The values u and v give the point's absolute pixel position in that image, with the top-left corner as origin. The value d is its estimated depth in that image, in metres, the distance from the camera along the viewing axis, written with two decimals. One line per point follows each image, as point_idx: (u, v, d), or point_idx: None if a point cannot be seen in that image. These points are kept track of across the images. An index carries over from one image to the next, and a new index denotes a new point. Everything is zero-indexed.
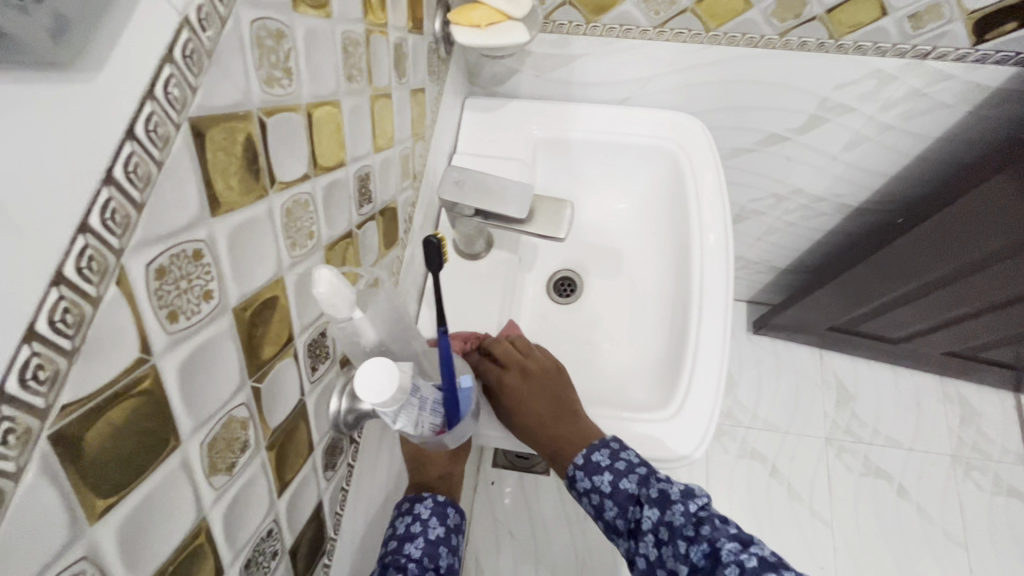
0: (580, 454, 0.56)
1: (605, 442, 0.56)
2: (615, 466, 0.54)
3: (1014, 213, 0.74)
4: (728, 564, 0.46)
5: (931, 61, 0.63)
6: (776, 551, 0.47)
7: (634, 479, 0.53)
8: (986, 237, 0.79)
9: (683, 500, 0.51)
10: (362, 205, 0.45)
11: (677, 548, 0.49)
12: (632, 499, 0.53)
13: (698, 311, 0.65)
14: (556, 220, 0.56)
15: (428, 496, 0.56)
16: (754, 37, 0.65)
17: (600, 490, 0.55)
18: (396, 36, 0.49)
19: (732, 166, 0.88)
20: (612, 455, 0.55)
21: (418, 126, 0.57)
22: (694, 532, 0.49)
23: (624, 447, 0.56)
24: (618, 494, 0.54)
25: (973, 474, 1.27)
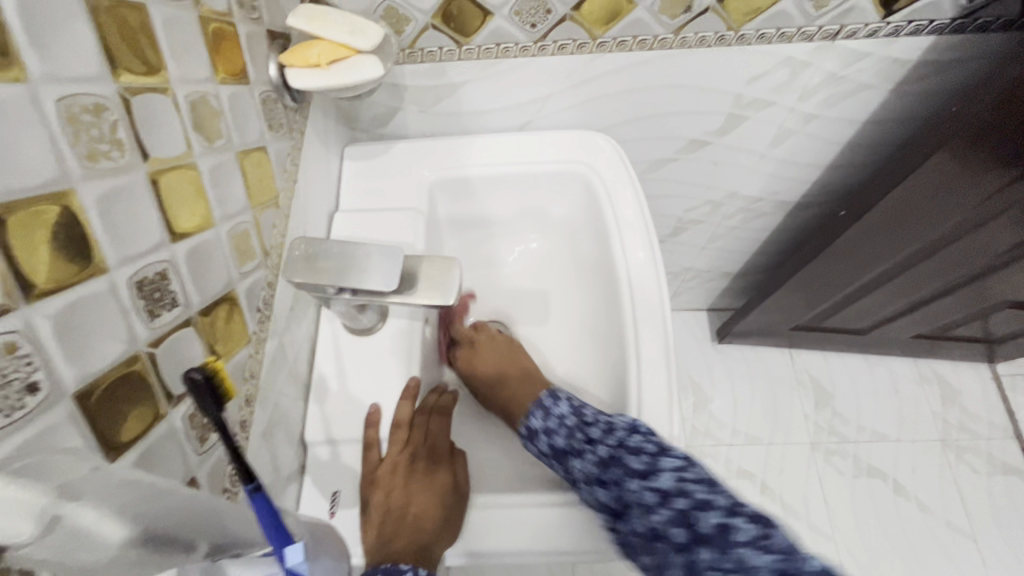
0: (523, 425, 0.53)
1: (539, 403, 0.53)
2: (548, 425, 0.51)
3: (967, 189, 0.67)
4: (614, 484, 0.44)
5: (842, 41, 0.57)
6: (677, 477, 0.42)
7: (565, 434, 0.49)
8: (944, 215, 0.71)
9: (630, 446, 0.45)
10: (155, 316, 0.34)
11: (599, 496, 0.45)
12: (563, 453, 0.49)
13: (635, 350, 0.55)
14: (441, 283, 0.45)
15: (410, 569, 0.43)
16: (646, 39, 0.57)
17: (544, 454, 0.51)
18: (191, 90, 0.38)
19: (659, 178, 0.80)
20: (544, 412, 0.52)
21: (259, 194, 0.47)
22: (608, 476, 0.44)
23: (556, 402, 0.53)
24: (554, 451, 0.50)
25: (965, 457, 1.20)
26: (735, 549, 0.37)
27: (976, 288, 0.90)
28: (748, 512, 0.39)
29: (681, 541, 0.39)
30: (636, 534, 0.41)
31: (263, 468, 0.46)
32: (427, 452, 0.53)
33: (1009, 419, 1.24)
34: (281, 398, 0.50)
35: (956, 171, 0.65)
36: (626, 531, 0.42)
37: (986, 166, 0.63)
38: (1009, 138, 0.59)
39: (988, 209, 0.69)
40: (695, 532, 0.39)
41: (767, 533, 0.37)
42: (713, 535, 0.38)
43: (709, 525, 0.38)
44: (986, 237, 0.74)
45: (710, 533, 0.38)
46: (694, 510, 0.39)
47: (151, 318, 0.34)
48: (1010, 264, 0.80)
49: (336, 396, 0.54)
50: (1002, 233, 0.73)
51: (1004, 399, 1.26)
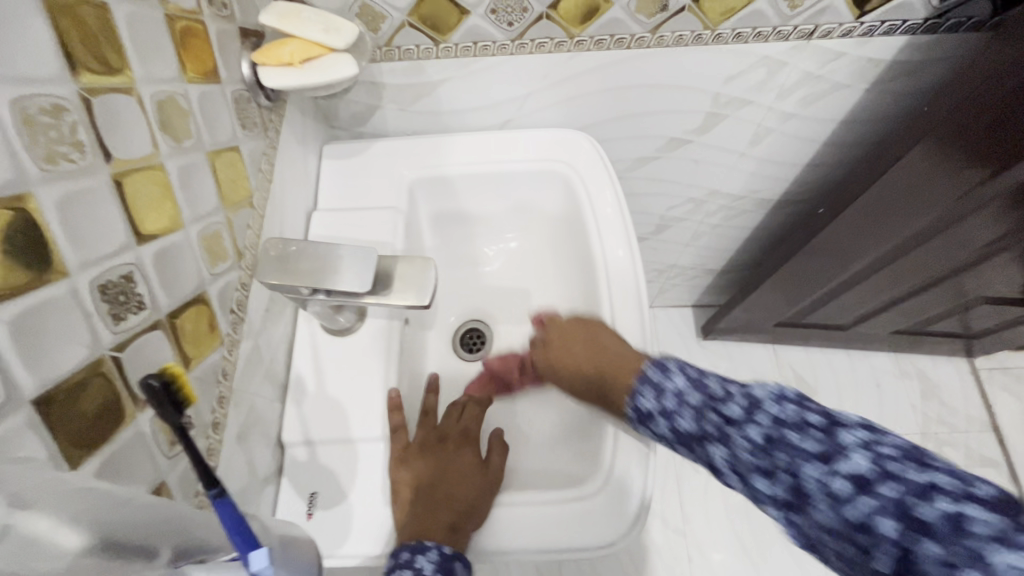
0: (630, 405, 0.45)
1: (643, 375, 0.44)
2: (662, 401, 0.42)
3: (938, 189, 0.67)
4: (775, 470, 0.34)
5: (817, 41, 0.57)
6: (874, 459, 0.31)
7: (688, 413, 0.40)
8: (922, 212, 0.72)
9: (761, 416, 0.36)
10: (120, 319, 0.33)
11: (757, 489, 0.34)
12: (694, 437, 0.39)
13: None
14: (417, 283, 0.45)
15: (433, 547, 0.44)
16: (624, 38, 0.57)
17: (664, 437, 0.42)
18: (157, 90, 0.38)
19: (640, 177, 0.81)
20: (655, 387, 0.43)
21: (232, 195, 0.47)
22: (766, 458, 0.34)
23: (663, 372, 0.43)
24: (678, 433, 0.40)
25: (945, 450, 1.22)
26: (973, 542, 0.26)
27: (952, 284, 0.91)
28: (987, 496, 0.28)
29: (887, 535, 0.29)
30: (824, 529, 0.31)
31: (238, 470, 0.46)
32: (461, 434, 0.56)
33: (986, 412, 1.26)
34: (257, 400, 0.50)
35: (929, 170, 0.66)
36: (809, 528, 0.32)
37: (965, 164, 0.62)
38: (993, 133, 0.58)
39: (968, 208, 0.69)
40: (913, 522, 0.28)
41: None
42: (937, 525, 0.28)
43: (936, 516, 0.28)
44: (963, 234, 0.75)
45: (936, 526, 0.28)
46: (911, 499, 0.29)
47: (116, 322, 0.33)
48: (990, 259, 0.80)
49: (314, 397, 0.54)
50: (980, 230, 0.73)
51: (982, 393, 1.28)
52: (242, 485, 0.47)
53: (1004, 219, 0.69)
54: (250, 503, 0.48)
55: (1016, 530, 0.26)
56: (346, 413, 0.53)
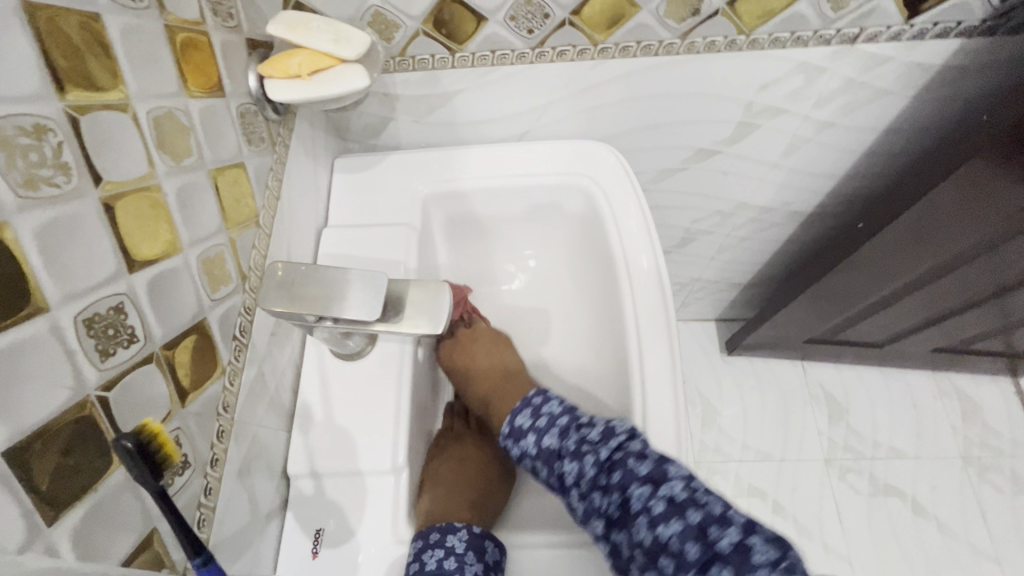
0: (506, 423, 0.52)
1: (526, 401, 0.52)
2: (536, 425, 0.50)
3: (998, 203, 0.62)
4: (640, 512, 0.42)
5: (862, 45, 0.53)
6: (688, 486, 0.42)
7: (555, 434, 0.48)
8: (965, 233, 0.68)
9: (627, 451, 0.44)
10: (109, 355, 0.31)
11: (594, 504, 0.44)
12: (554, 454, 0.48)
13: (639, 373, 0.51)
14: (430, 309, 0.42)
15: (463, 527, 0.47)
16: (651, 45, 0.53)
17: (529, 455, 0.50)
18: (155, 105, 0.36)
19: (664, 189, 0.77)
20: (534, 412, 0.51)
21: (236, 213, 0.44)
22: (608, 481, 0.44)
23: (544, 400, 0.51)
24: (543, 452, 0.49)
25: (988, 476, 1.15)
26: (755, 571, 0.37)
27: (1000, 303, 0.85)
28: (763, 532, 0.39)
29: (693, 559, 0.39)
30: (638, 546, 0.41)
31: (239, 507, 0.43)
32: (476, 435, 0.60)
33: None
34: (260, 431, 0.47)
35: (987, 182, 0.60)
36: (627, 541, 0.42)
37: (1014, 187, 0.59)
38: None
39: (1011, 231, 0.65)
40: (713, 551, 0.39)
41: (787, 561, 0.37)
42: (729, 553, 0.38)
43: (728, 545, 0.39)
44: (1008, 255, 0.71)
45: (727, 555, 0.38)
46: (712, 527, 0.40)
47: (103, 359, 0.30)
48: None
49: (321, 426, 0.51)
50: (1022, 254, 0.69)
51: None
52: (243, 522, 0.44)
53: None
54: (252, 540, 0.45)
55: (754, 550, 0.38)
56: (354, 443, 0.50)
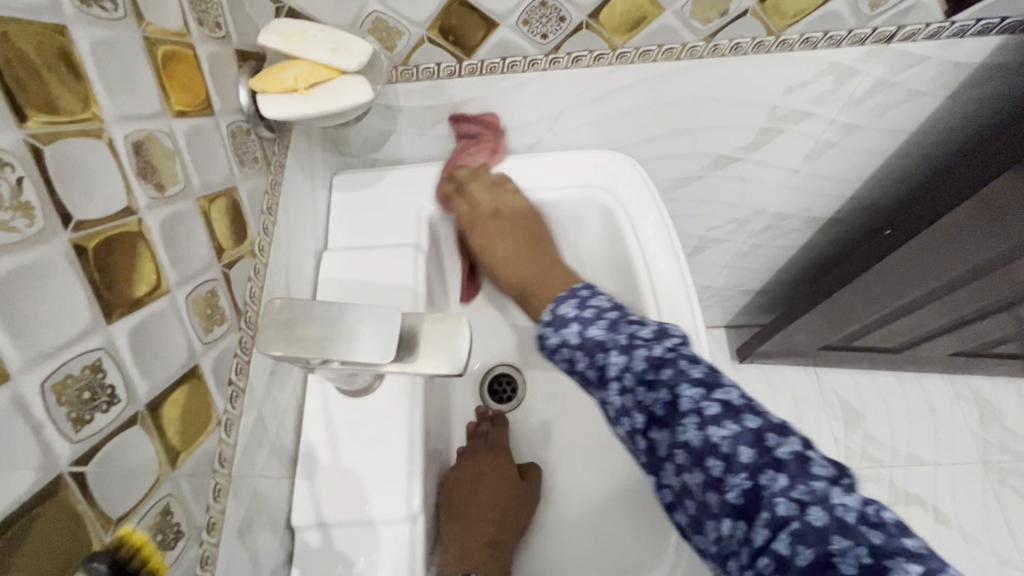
0: (548, 311, 0.48)
1: (572, 292, 0.48)
2: (582, 315, 0.45)
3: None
4: (688, 412, 0.37)
5: (898, 44, 0.49)
6: (745, 397, 0.38)
7: (602, 325, 0.44)
8: (994, 241, 0.65)
9: (681, 350, 0.40)
10: (84, 424, 0.26)
11: (637, 398, 0.40)
12: (599, 346, 0.43)
13: None
14: (449, 347, 0.38)
15: None
16: (673, 48, 0.50)
17: (568, 345, 0.45)
18: (134, 128, 0.31)
19: (680, 198, 0.73)
20: (580, 304, 0.46)
21: (229, 244, 0.40)
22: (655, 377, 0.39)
23: (592, 294, 0.47)
24: (585, 343, 0.44)
25: (1009, 480, 1.12)
26: (816, 484, 0.33)
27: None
28: (821, 450, 0.35)
29: (744, 462, 0.35)
30: (684, 445, 0.37)
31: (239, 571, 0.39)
32: (488, 446, 0.56)
33: None
34: (261, 481, 0.42)
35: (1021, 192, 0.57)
36: (668, 441, 0.38)
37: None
38: None
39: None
40: (766, 454, 0.34)
41: (848, 480, 0.33)
42: (788, 462, 0.34)
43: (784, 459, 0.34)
44: None
45: (786, 463, 0.34)
46: (768, 433, 0.35)
47: (77, 429, 0.26)
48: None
49: (327, 471, 0.47)
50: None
51: None
52: None
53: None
54: None
55: (813, 464, 0.34)
56: (365, 490, 0.46)
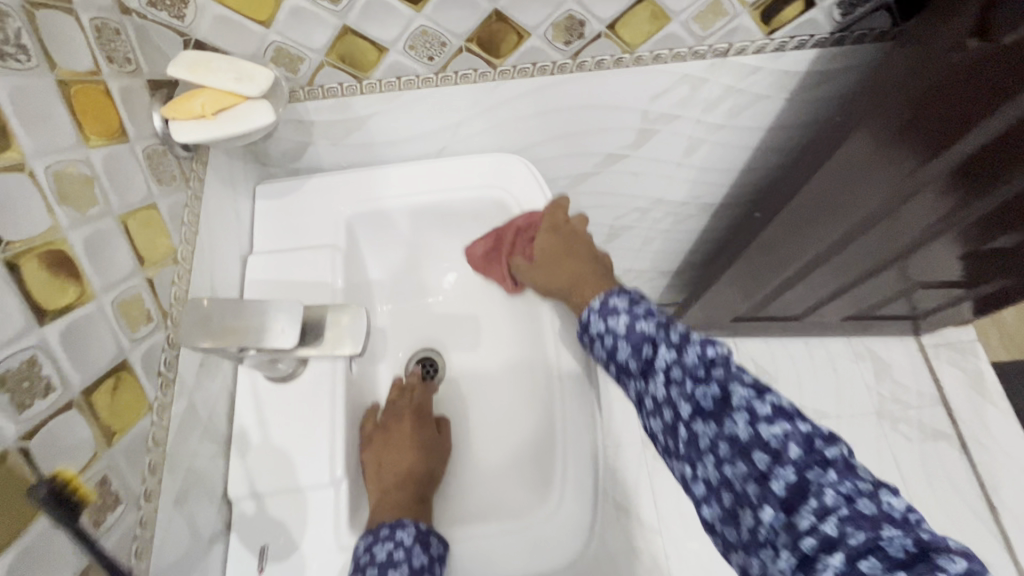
0: (624, 355, 0.50)
1: (645, 333, 0.49)
2: (669, 368, 0.47)
3: (891, 163, 0.63)
4: (775, 491, 0.39)
5: (733, 58, 0.59)
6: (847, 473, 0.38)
7: (683, 375, 0.45)
8: (867, 199, 0.69)
9: (737, 412, 0.41)
10: (25, 407, 0.32)
11: (734, 471, 0.41)
12: (688, 413, 0.44)
13: (558, 360, 0.58)
14: (349, 332, 0.45)
15: (412, 523, 0.51)
16: (545, 65, 0.57)
17: (655, 398, 0.47)
18: (53, 160, 0.37)
19: (583, 192, 0.82)
20: (632, 301, 0.52)
21: (151, 254, 0.45)
22: (706, 374, 0.44)
23: (685, 338, 0.47)
24: (671, 402, 0.46)
25: (900, 427, 1.27)
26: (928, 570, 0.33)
27: (898, 276, 0.92)
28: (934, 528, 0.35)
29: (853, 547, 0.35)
30: (772, 527, 0.38)
31: (178, 535, 0.45)
32: (414, 411, 0.60)
33: (938, 388, 1.30)
34: (196, 459, 0.49)
35: (879, 141, 0.62)
36: (773, 526, 0.38)
37: (945, 107, 0.55)
38: (945, 97, 0.54)
39: (934, 168, 0.61)
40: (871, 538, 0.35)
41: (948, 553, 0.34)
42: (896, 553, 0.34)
43: (900, 552, 0.34)
44: (905, 225, 0.72)
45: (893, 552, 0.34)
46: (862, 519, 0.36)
47: (20, 411, 0.32)
48: (944, 239, 0.74)
49: (258, 448, 0.53)
50: (938, 202, 0.66)
51: (931, 369, 1.31)
52: (185, 547, 0.46)
53: (955, 189, 0.63)
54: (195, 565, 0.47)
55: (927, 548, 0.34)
56: (293, 461, 0.53)
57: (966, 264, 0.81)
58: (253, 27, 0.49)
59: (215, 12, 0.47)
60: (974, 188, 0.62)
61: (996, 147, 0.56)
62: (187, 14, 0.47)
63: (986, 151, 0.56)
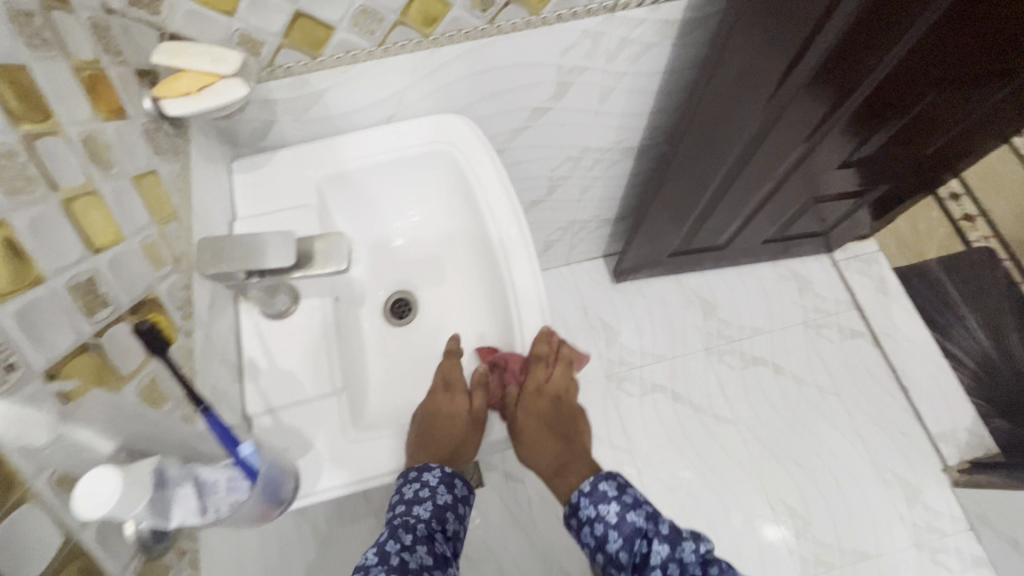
0: (587, 487, 0.67)
1: (613, 477, 0.67)
2: (625, 522, 0.64)
3: (761, 75, 0.80)
4: None
5: (620, 12, 0.72)
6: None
7: (642, 515, 0.64)
8: (754, 105, 0.86)
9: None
10: (94, 312, 0.42)
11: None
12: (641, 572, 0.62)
13: (508, 268, 0.70)
14: (335, 253, 0.55)
15: (437, 467, 0.62)
16: (468, 31, 0.69)
17: (601, 519, 0.65)
18: (80, 128, 0.46)
19: (519, 146, 0.94)
20: (632, 503, 0.65)
21: (159, 210, 0.55)
22: (705, 572, 0.60)
23: (653, 521, 0.64)
24: (623, 527, 0.64)
25: (823, 332, 1.46)
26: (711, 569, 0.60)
27: (799, 177, 1.10)
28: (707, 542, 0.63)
29: None
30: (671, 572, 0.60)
31: None
32: (444, 383, 0.67)
33: (851, 294, 1.49)
34: (217, 380, 0.58)
35: (747, 64, 0.78)
36: None
37: (800, 20, 0.71)
38: (786, 16, 0.71)
39: (809, 60, 0.79)
40: None
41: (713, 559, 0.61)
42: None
43: None
44: (788, 119, 0.90)
45: None
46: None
47: (91, 315, 0.42)
48: (836, 117, 0.93)
49: (267, 373, 0.63)
50: (825, 85, 0.84)
51: (844, 280, 1.51)
52: None
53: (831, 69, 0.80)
54: None
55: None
56: (298, 379, 0.63)
57: (858, 140, 1.02)
58: (219, 18, 0.59)
59: (186, 7, 0.57)
60: (843, 66, 0.81)
61: (850, 30, 0.74)
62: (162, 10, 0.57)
63: (845, 35, 0.75)
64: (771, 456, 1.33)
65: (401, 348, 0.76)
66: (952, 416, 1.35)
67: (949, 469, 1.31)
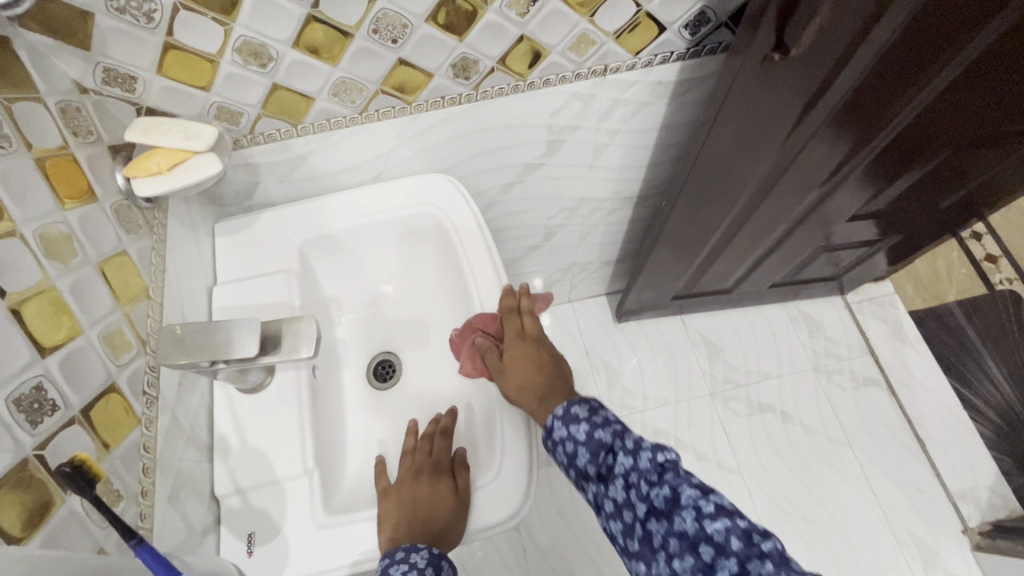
0: (558, 409, 0.62)
1: (584, 400, 0.63)
2: (591, 419, 0.60)
3: (763, 137, 0.76)
4: (673, 507, 0.50)
5: (611, 75, 0.70)
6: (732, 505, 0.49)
7: (609, 432, 0.59)
8: (757, 164, 0.82)
9: (681, 482, 0.51)
10: (38, 422, 0.41)
11: (640, 491, 0.53)
12: (600, 469, 0.58)
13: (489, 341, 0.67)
14: (302, 338, 0.53)
15: (425, 547, 0.56)
16: (453, 97, 0.68)
17: (574, 439, 0.60)
18: (38, 222, 0.45)
19: (511, 198, 0.92)
20: (590, 411, 0.62)
21: (126, 293, 0.54)
22: (658, 477, 0.53)
23: (601, 407, 0.62)
24: (591, 441, 0.59)
25: (834, 378, 1.40)
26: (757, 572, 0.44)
27: (809, 225, 1.06)
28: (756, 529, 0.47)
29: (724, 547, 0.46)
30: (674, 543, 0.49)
31: (174, 526, 0.53)
32: (431, 463, 0.63)
33: (864, 338, 1.43)
34: (182, 463, 0.57)
35: (747, 126, 0.74)
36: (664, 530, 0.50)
37: (801, 91, 0.67)
38: (786, 85, 0.67)
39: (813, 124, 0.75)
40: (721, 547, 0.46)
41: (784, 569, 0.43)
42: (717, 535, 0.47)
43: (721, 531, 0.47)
44: (794, 175, 0.86)
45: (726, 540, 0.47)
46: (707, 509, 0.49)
47: (34, 426, 0.40)
48: (844, 171, 0.89)
49: (237, 451, 0.62)
50: (833, 145, 0.80)
51: (858, 323, 1.45)
52: (178, 538, 0.54)
53: (838, 132, 0.76)
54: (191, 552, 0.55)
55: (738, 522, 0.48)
56: (269, 459, 0.61)
57: (872, 190, 0.97)
58: (196, 93, 0.58)
59: (161, 84, 0.56)
60: (852, 129, 0.77)
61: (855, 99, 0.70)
62: (136, 88, 0.56)
63: (850, 103, 0.70)
64: (778, 510, 1.27)
65: (382, 415, 0.74)
66: (972, 472, 1.28)
67: (969, 530, 1.24)
